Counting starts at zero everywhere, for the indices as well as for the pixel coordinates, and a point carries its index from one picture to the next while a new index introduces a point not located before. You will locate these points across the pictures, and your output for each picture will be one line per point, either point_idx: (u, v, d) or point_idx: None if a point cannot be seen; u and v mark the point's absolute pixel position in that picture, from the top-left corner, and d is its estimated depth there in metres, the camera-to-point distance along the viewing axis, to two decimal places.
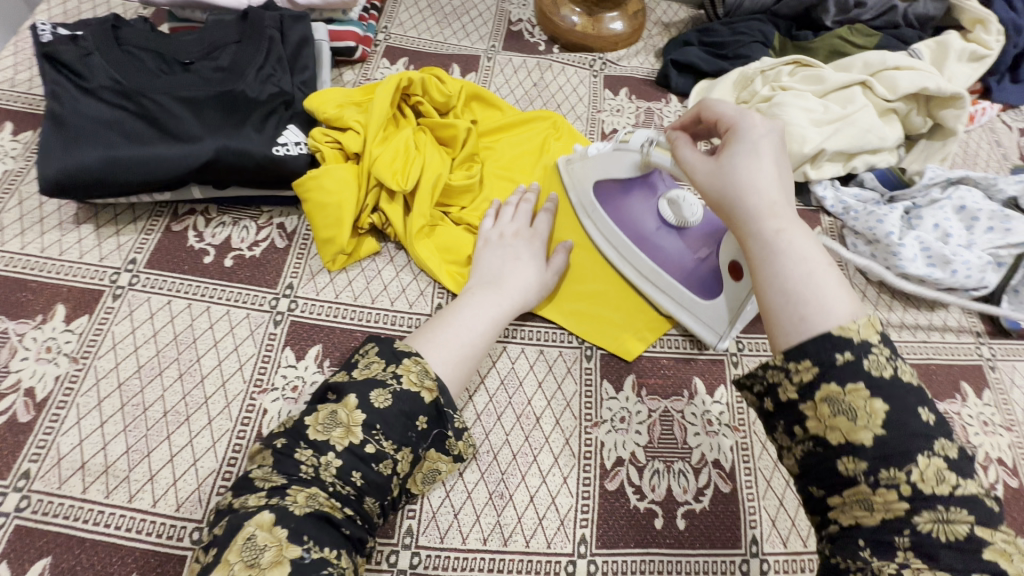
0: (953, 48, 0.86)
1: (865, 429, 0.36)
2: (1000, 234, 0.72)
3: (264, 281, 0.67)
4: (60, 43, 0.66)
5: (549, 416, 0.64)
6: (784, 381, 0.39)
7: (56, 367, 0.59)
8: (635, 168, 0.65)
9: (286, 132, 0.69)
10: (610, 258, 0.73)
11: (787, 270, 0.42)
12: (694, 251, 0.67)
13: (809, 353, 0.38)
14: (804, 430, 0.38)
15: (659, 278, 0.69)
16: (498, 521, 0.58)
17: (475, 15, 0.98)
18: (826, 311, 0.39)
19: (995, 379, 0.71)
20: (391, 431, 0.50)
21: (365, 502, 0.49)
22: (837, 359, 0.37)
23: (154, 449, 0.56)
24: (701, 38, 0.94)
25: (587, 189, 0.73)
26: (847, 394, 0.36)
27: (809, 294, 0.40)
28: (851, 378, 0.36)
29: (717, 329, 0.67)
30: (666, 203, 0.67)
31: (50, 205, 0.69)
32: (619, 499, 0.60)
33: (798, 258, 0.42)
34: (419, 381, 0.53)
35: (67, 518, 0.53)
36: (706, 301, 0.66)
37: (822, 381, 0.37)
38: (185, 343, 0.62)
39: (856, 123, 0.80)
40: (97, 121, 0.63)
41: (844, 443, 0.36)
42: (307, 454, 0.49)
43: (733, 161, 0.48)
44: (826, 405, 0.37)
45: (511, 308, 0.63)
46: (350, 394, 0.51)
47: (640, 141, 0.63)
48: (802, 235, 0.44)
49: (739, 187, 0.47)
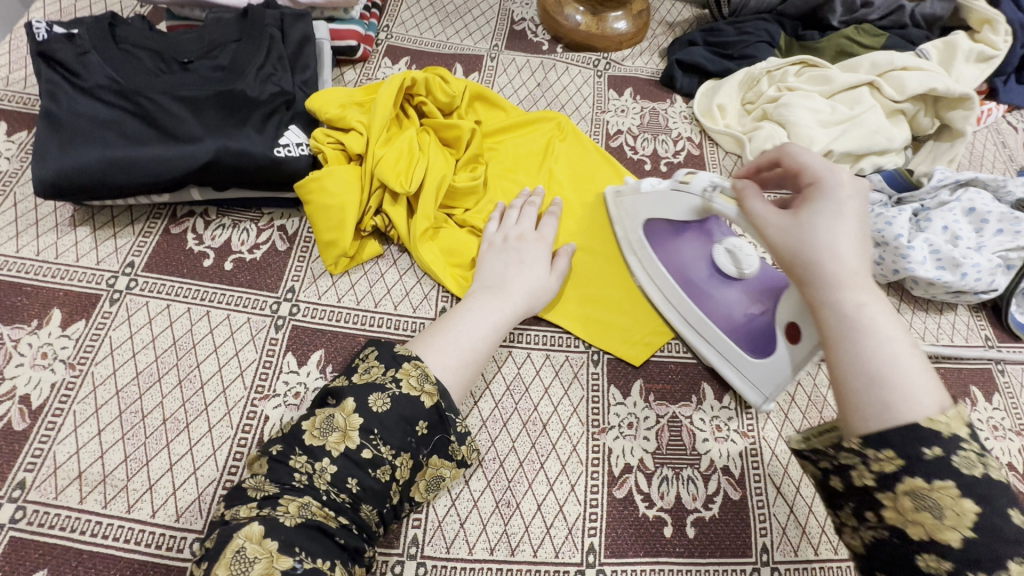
0: (960, 48, 0.85)
1: (952, 528, 0.36)
2: (1010, 236, 0.72)
3: (265, 284, 0.66)
4: (56, 41, 0.65)
5: (556, 422, 0.63)
6: (860, 467, 0.40)
7: (52, 373, 0.58)
8: (692, 212, 0.63)
9: (287, 132, 0.67)
10: (654, 303, 0.71)
11: (868, 350, 0.42)
12: (749, 304, 0.64)
13: (893, 443, 0.39)
14: (877, 516, 0.40)
15: (706, 329, 0.66)
16: (505, 530, 0.57)
17: (478, 14, 0.97)
18: (910, 400, 0.40)
19: (1005, 383, 0.71)
20: (388, 436, 0.49)
21: (361, 509, 0.48)
22: (924, 454, 0.37)
23: (153, 457, 0.55)
24: (707, 37, 0.93)
25: (636, 226, 0.71)
26: (934, 491, 0.37)
27: (892, 379, 0.41)
28: (940, 475, 0.37)
29: (762, 389, 0.63)
30: (724, 253, 0.66)
31: (45, 207, 0.67)
32: (627, 507, 0.59)
33: (881, 338, 0.42)
34: (419, 386, 0.52)
35: (63, 530, 0.51)
36: (756, 359, 0.62)
37: (905, 474, 0.38)
38: (184, 349, 0.61)
39: (865, 124, 0.80)
40: (94, 122, 0.62)
41: (925, 539, 0.37)
42: (301, 461, 0.48)
43: (815, 222, 0.47)
44: (908, 498, 0.38)
45: (514, 314, 0.62)
46: (347, 399, 0.50)
47: (703, 185, 0.61)
48: (885, 311, 0.44)
49: (821, 251, 0.46)
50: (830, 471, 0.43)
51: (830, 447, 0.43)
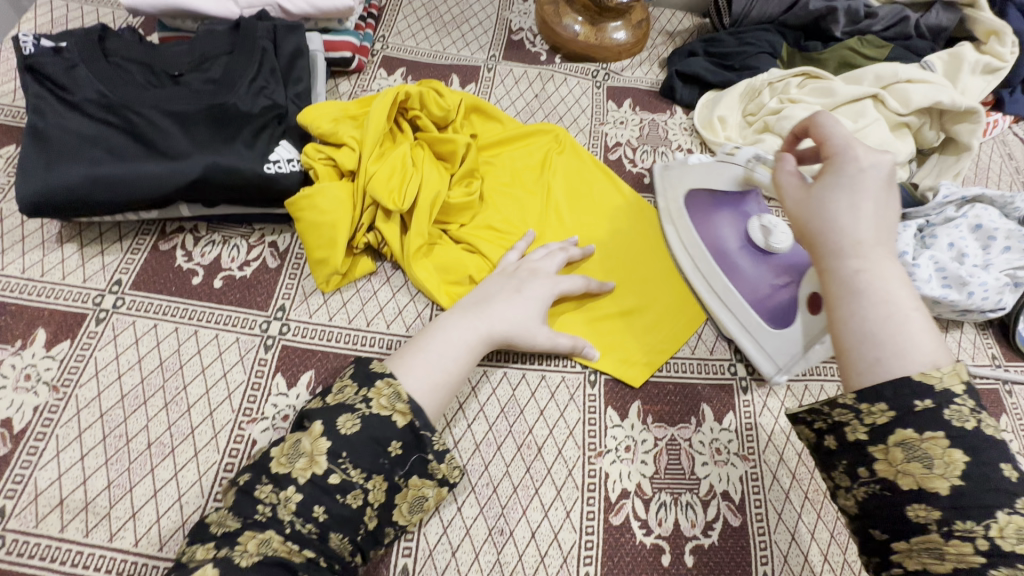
0: (966, 60, 0.83)
1: (941, 477, 0.35)
2: (1018, 253, 0.70)
3: (255, 303, 0.65)
4: (43, 54, 0.63)
5: (551, 445, 0.62)
6: (854, 421, 0.39)
7: (35, 396, 0.57)
8: (735, 183, 0.66)
9: (278, 149, 0.66)
10: (683, 270, 0.74)
11: (866, 310, 0.40)
12: (775, 277, 0.66)
13: (885, 397, 0.38)
14: (869, 471, 0.39)
15: (731, 298, 0.69)
16: (498, 559, 0.55)
17: (475, 24, 0.95)
18: (904, 357, 0.38)
19: (1013, 404, 0.69)
20: (359, 457, 0.48)
21: (332, 539, 0.47)
22: (915, 406, 0.37)
23: (136, 484, 0.54)
24: (707, 48, 0.91)
25: (678, 196, 0.75)
26: (924, 441, 0.36)
27: (889, 338, 0.39)
28: (930, 427, 0.36)
29: (777, 360, 0.64)
30: (757, 227, 0.67)
31: (32, 223, 0.66)
32: (624, 535, 0.58)
33: (882, 299, 0.40)
34: (390, 405, 0.51)
35: (42, 559, 0.50)
36: (775, 330, 0.64)
37: (897, 425, 0.37)
38: (171, 370, 0.60)
39: (868, 138, 0.78)
40: (82, 138, 0.61)
41: (915, 489, 0.36)
42: (267, 490, 0.47)
43: (823, 192, 0.45)
44: (900, 449, 0.37)
45: (494, 334, 0.60)
46: (317, 422, 0.49)
47: (747, 157, 0.63)
48: (893, 275, 0.41)
49: (826, 218, 0.44)
50: (824, 428, 0.42)
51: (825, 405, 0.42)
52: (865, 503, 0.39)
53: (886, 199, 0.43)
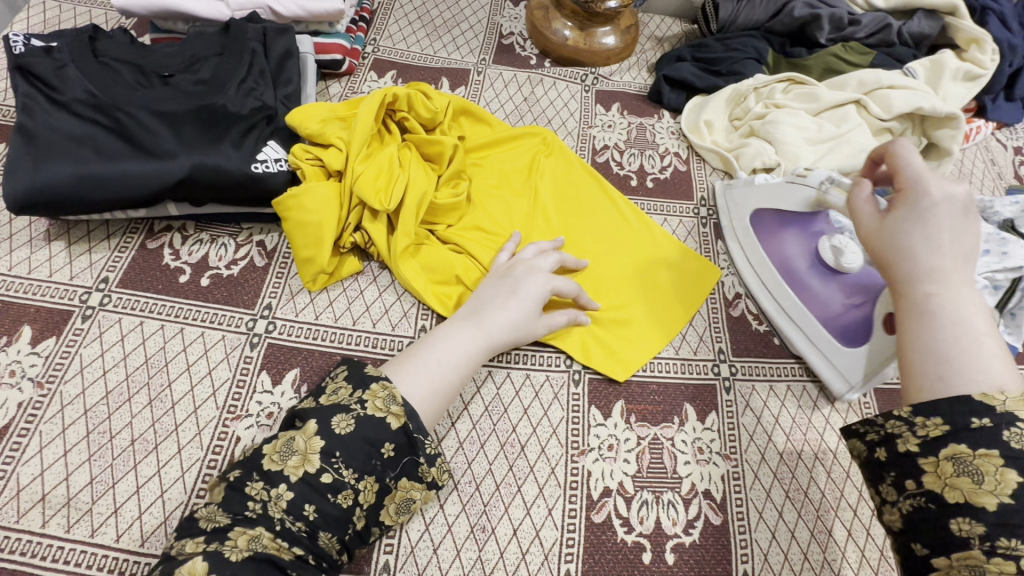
0: (948, 67, 0.85)
1: (989, 493, 0.36)
2: (996, 257, 0.69)
3: (242, 301, 0.65)
4: (33, 55, 0.64)
5: (534, 444, 0.62)
6: (906, 433, 0.41)
7: (20, 392, 0.57)
8: (806, 204, 0.69)
9: (266, 149, 0.67)
10: (750, 287, 0.75)
11: (937, 332, 0.42)
12: (847, 296, 0.67)
13: (941, 411, 0.39)
14: (917, 483, 0.40)
15: (801, 315, 0.69)
16: (479, 556, 0.56)
17: (466, 28, 0.97)
18: (975, 377, 0.39)
19: None
20: (351, 458, 0.49)
21: (320, 538, 0.48)
22: (972, 422, 0.38)
23: (119, 480, 0.54)
24: (694, 54, 0.92)
25: (745, 215, 0.77)
26: (977, 457, 0.37)
27: (959, 359, 0.40)
28: (985, 443, 0.37)
29: (849, 378, 0.65)
30: (828, 246, 0.69)
31: (20, 221, 0.67)
32: (606, 532, 0.58)
33: (953, 323, 0.41)
34: (385, 407, 0.51)
35: (23, 554, 0.50)
36: (846, 347, 0.65)
37: (951, 439, 0.38)
38: (156, 367, 0.60)
39: (852, 141, 0.80)
40: (70, 137, 0.61)
41: (961, 501, 0.37)
42: (258, 488, 0.47)
43: (899, 218, 0.46)
44: (951, 463, 0.38)
45: (495, 341, 0.61)
46: (311, 420, 0.50)
47: (819, 179, 0.67)
48: (967, 300, 0.42)
49: (901, 241, 0.45)
50: (879, 442, 0.43)
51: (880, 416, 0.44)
52: (910, 516, 0.40)
53: (965, 227, 0.44)
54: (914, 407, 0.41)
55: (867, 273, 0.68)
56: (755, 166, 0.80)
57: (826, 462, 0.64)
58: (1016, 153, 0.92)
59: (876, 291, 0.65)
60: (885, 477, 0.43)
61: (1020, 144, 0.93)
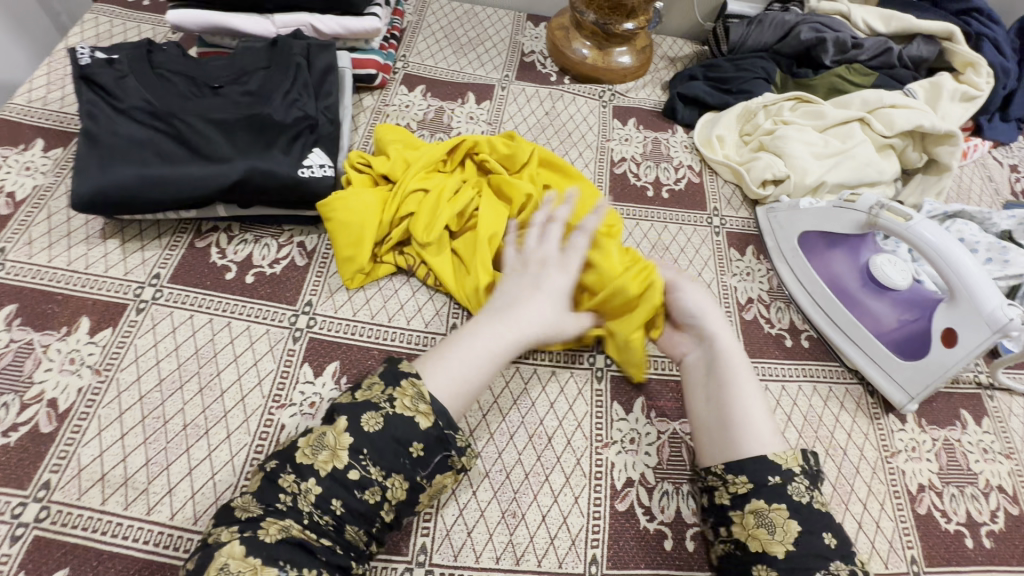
0: (945, 89, 0.90)
1: (779, 544, 0.50)
2: (998, 264, 0.75)
3: (285, 298, 0.69)
4: (97, 66, 0.69)
5: (560, 436, 0.66)
6: (722, 487, 0.55)
7: (79, 378, 0.60)
8: (857, 227, 0.73)
9: (312, 155, 0.71)
10: (803, 305, 0.78)
11: (727, 403, 0.59)
12: (900, 312, 0.72)
13: (748, 471, 0.54)
14: (728, 532, 0.54)
15: (856, 331, 0.73)
16: (511, 540, 0.59)
17: (490, 46, 1.02)
18: (758, 443, 0.55)
19: (994, 407, 0.75)
20: (379, 456, 0.50)
21: (346, 531, 0.49)
22: (769, 481, 0.53)
23: (173, 462, 0.57)
24: (706, 73, 0.98)
25: (792, 236, 0.80)
26: (771, 510, 0.51)
27: (744, 428, 0.56)
28: (775, 500, 0.52)
29: (909, 389, 0.69)
30: (875, 266, 0.73)
31: (77, 220, 0.71)
32: (629, 520, 0.61)
33: (740, 399, 0.58)
34: (413, 406, 0.52)
35: (85, 530, 0.53)
36: (906, 360, 0.69)
37: (753, 496, 0.53)
38: (206, 357, 0.64)
39: (856, 157, 0.85)
40: (132, 142, 0.66)
41: (761, 550, 0.51)
42: (290, 480, 0.49)
43: (688, 309, 0.66)
44: (753, 516, 0.52)
45: (519, 337, 0.59)
46: (341, 416, 0.51)
47: (868, 204, 0.71)
48: (750, 382, 0.60)
49: (702, 329, 0.64)
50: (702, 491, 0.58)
51: (702, 470, 0.58)
52: (722, 558, 0.55)
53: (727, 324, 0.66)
54: (727, 464, 0.55)
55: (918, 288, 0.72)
56: (766, 177, 0.85)
57: (836, 457, 0.68)
58: (1012, 170, 0.97)
59: (928, 306, 0.70)
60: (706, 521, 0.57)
61: (1016, 162, 0.98)
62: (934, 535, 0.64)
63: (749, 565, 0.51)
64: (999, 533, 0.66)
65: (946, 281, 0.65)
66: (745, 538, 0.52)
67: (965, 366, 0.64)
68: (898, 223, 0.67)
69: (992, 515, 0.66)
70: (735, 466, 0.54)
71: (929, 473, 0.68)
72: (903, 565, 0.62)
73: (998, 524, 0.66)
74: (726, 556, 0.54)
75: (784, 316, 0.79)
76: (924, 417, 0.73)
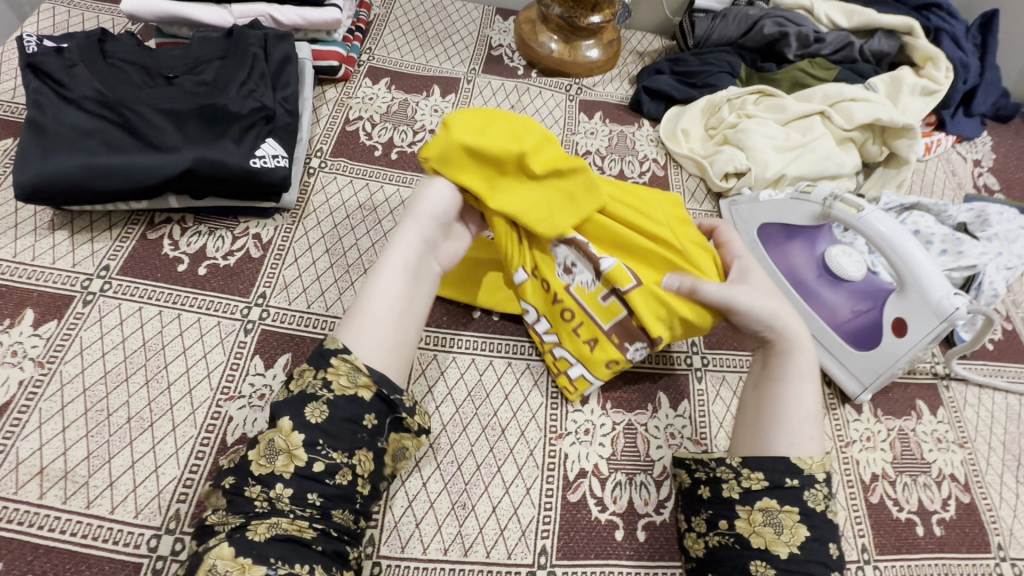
0: (906, 82, 0.91)
1: (785, 544, 0.50)
2: (953, 255, 0.76)
3: (237, 290, 0.68)
4: (46, 54, 0.68)
5: (514, 427, 0.65)
6: (733, 482, 0.53)
7: (20, 371, 0.59)
8: (812, 218, 0.73)
9: (264, 145, 0.71)
10: None
11: (775, 399, 0.57)
12: (855, 303, 0.72)
13: (766, 469, 0.52)
14: (729, 524, 0.52)
15: (813, 323, 0.74)
16: (459, 531, 0.58)
17: (457, 40, 1.02)
18: (794, 445, 0.54)
19: (949, 397, 0.75)
20: (336, 442, 0.48)
21: (333, 515, 0.47)
22: (788, 483, 0.52)
23: (115, 455, 0.56)
24: (673, 67, 0.98)
25: (752, 229, 0.81)
26: (782, 512, 0.51)
27: (783, 426, 0.55)
28: (788, 502, 0.51)
29: (862, 380, 0.70)
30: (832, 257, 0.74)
31: (25, 211, 0.70)
32: (581, 511, 0.61)
33: (792, 398, 0.56)
34: (352, 383, 0.49)
35: (20, 524, 0.52)
36: (859, 351, 0.70)
37: (767, 494, 0.52)
38: (154, 350, 0.63)
39: (816, 150, 0.85)
40: (79, 130, 0.65)
41: (762, 547, 0.50)
42: (257, 490, 0.46)
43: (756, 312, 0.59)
44: (762, 513, 0.51)
45: (406, 244, 0.58)
46: (284, 417, 0.48)
47: (823, 195, 0.71)
48: (810, 387, 0.57)
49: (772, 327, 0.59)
50: (702, 482, 0.56)
51: (712, 460, 0.55)
52: (715, 549, 0.53)
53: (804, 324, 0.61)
54: (743, 460, 0.54)
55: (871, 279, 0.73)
56: (728, 171, 0.85)
57: None
58: (974, 164, 0.98)
59: (881, 297, 0.71)
60: (699, 511, 0.55)
61: (979, 157, 0.99)
62: (885, 523, 0.65)
63: (747, 560, 0.51)
64: (949, 520, 0.66)
65: (896, 272, 0.65)
66: (749, 533, 0.51)
67: (915, 355, 0.65)
68: (850, 214, 0.67)
69: (943, 503, 0.67)
70: (754, 462, 0.53)
71: (883, 462, 0.69)
72: (854, 553, 0.62)
73: (948, 512, 0.67)
74: (720, 548, 0.53)
75: None
76: (880, 408, 0.73)
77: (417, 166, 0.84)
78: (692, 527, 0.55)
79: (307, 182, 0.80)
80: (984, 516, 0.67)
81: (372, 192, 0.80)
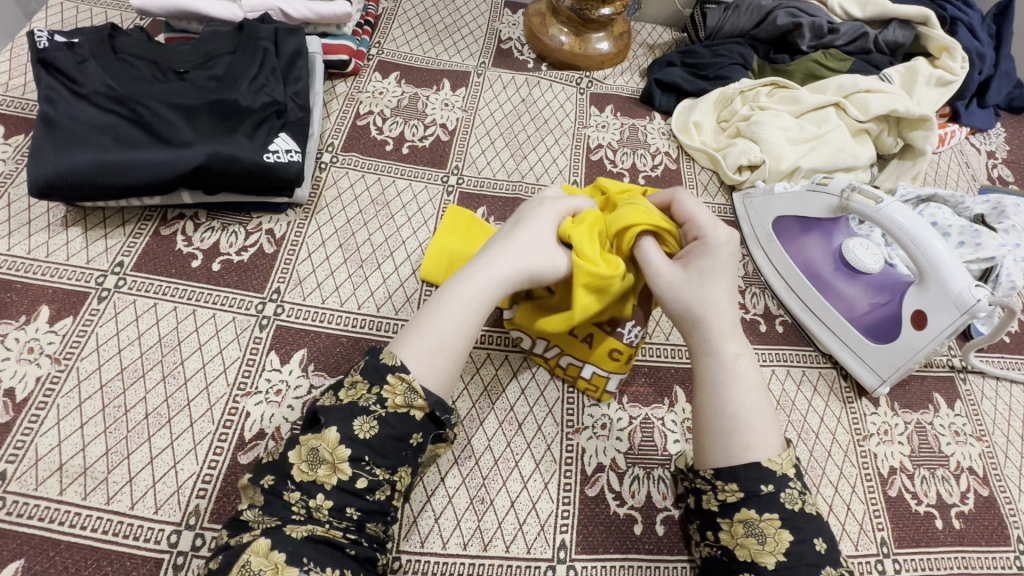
0: (921, 73, 0.90)
1: (770, 554, 0.46)
2: (970, 247, 0.75)
3: (252, 285, 0.68)
4: (56, 49, 0.67)
5: (531, 422, 0.65)
6: (710, 494, 0.50)
7: (38, 367, 0.59)
8: (829, 210, 0.72)
9: (277, 140, 0.70)
10: (777, 292, 0.79)
11: (711, 406, 0.52)
12: (871, 296, 0.72)
13: (738, 478, 0.48)
14: (715, 536, 0.49)
15: (829, 316, 0.73)
16: (478, 526, 0.58)
17: (467, 33, 1.01)
18: (731, 457, 0.49)
19: (966, 390, 0.75)
20: (381, 458, 0.47)
21: (368, 526, 0.47)
22: (762, 490, 0.48)
23: (134, 451, 0.56)
24: (684, 59, 0.98)
25: (767, 223, 0.80)
26: (763, 521, 0.47)
27: (715, 438, 0.50)
28: (767, 509, 0.47)
29: (880, 372, 0.70)
30: (846, 250, 0.74)
31: (38, 207, 0.70)
32: (599, 505, 0.61)
33: (718, 407, 0.51)
34: (407, 403, 0.48)
35: (41, 520, 0.52)
36: (878, 344, 0.69)
37: (742, 505, 0.48)
38: (170, 346, 0.63)
39: (832, 142, 0.84)
40: (90, 125, 0.65)
41: (749, 560, 0.47)
42: (296, 497, 0.45)
43: (682, 306, 0.55)
44: (744, 525, 0.47)
45: (498, 286, 0.54)
46: (330, 427, 0.46)
47: (840, 186, 0.70)
48: (737, 387, 0.52)
49: (697, 327, 0.54)
50: (688, 491, 0.53)
51: (689, 470, 0.52)
52: (705, 561, 0.50)
53: (728, 315, 0.54)
54: (716, 471, 0.49)
55: (888, 271, 0.73)
56: (742, 163, 0.84)
57: (808, 441, 0.68)
58: (988, 156, 0.97)
59: (900, 290, 0.71)
60: (690, 521, 0.52)
61: (993, 148, 0.98)
62: (904, 517, 0.64)
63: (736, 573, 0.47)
64: (968, 514, 0.66)
65: (916, 264, 0.64)
66: (733, 546, 0.48)
67: (934, 348, 0.65)
68: (868, 206, 0.66)
69: (961, 497, 0.66)
70: (727, 473, 0.49)
71: (900, 455, 0.68)
72: (873, 547, 0.62)
73: (967, 506, 0.66)
74: (710, 559, 0.50)
75: (759, 302, 0.79)
76: (897, 401, 0.73)
77: (429, 160, 0.83)
78: (691, 535, 0.53)
79: (319, 177, 0.79)
80: (1003, 509, 0.67)
81: (384, 186, 0.80)
